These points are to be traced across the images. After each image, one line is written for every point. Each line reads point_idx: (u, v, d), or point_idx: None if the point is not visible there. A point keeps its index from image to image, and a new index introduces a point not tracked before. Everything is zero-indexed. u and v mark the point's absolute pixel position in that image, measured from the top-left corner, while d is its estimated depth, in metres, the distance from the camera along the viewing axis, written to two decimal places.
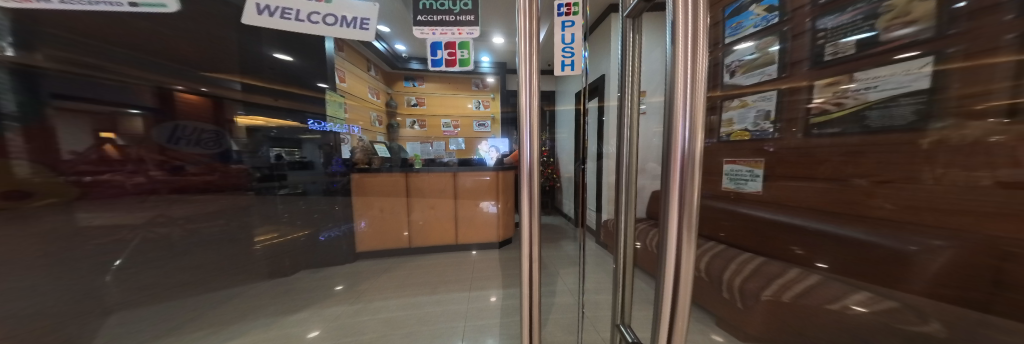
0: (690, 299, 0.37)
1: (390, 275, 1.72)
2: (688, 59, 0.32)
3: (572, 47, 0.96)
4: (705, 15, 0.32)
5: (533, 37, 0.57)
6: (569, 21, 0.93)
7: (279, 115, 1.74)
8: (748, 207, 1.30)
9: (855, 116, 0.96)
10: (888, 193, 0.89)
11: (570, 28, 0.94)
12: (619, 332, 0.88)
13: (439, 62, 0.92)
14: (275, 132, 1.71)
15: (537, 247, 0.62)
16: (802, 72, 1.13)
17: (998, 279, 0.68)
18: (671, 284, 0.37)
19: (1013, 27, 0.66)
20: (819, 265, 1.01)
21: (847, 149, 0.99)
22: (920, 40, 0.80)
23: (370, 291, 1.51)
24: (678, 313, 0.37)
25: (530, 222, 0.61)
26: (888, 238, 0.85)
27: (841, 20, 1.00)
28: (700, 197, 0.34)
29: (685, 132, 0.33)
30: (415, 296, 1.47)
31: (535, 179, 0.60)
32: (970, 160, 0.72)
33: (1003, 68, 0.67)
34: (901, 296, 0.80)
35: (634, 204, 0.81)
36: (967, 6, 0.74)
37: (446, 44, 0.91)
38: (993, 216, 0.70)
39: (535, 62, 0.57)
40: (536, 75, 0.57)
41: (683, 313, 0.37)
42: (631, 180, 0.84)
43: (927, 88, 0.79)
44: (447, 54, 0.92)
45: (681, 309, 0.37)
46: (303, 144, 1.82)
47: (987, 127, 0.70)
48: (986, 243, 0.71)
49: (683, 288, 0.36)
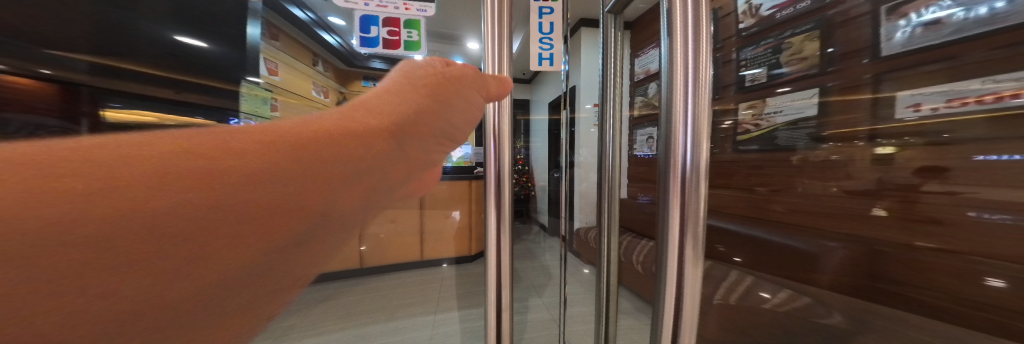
0: (695, 303, 0.39)
1: (331, 304, 1.58)
2: (692, 78, 0.35)
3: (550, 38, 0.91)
4: (705, 28, 0.35)
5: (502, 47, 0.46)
6: (547, 8, 0.88)
7: (173, 110, 0.94)
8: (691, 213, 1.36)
9: (768, 135, 1.08)
10: (782, 200, 1.06)
11: (548, 15, 0.90)
12: None
13: (375, 41, 0.66)
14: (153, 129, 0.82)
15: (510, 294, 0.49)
16: (730, 95, 1.24)
17: (875, 273, 0.81)
18: (674, 303, 0.39)
19: (869, 69, 0.82)
20: (735, 259, 1.16)
21: (750, 165, 1.15)
22: (811, 74, 0.96)
23: (311, 322, 1.43)
24: (682, 323, 0.39)
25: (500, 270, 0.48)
26: (799, 240, 0.99)
27: (757, 52, 1.13)
28: (705, 203, 0.37)
29: (688, 145, 0.36)
30: (367, 325, 1.39)
31: (507, 190, 0.48)
32: (824, 173, 0.92)
33: (862, 102, 0.83)
34: (812, 291, 0.92)
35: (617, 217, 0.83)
36: (836, 50, 0.91)
37: (386, 20, 0.66)
38: (851, 219, 0.87)
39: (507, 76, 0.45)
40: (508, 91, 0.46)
41: (687, 329, 0.39)
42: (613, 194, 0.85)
43: (815, 115, 0.95)
44: (387, 32, 0.66)
45: (685, 317, 0.39)
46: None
47: (830, 149, 0.90)
48: (866, 245, 0.83)
49: (685, 298, 0.39)
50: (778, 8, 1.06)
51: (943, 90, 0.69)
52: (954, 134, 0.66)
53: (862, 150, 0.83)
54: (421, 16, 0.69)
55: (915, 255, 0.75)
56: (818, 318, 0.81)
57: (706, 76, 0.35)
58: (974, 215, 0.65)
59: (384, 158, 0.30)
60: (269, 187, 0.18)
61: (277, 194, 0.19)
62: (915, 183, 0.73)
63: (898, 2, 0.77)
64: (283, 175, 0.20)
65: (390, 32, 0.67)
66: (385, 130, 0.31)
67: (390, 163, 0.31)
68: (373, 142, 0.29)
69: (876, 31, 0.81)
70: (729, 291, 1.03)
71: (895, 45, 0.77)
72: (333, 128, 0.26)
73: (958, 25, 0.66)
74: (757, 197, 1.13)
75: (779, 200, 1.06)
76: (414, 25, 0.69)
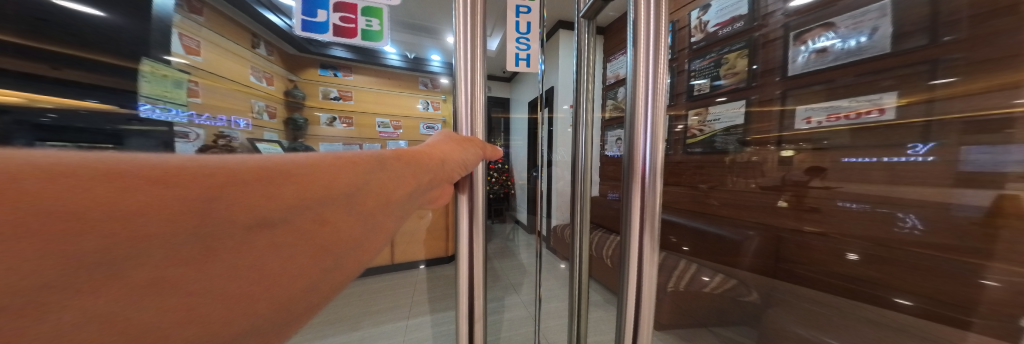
0: (650, 291, 0.44)
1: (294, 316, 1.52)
2: (651, 87, 0.40)
3: (527, 38, 0.85)
4: (663, 40, 0.41)
5: (475, 47, 0.36)
6: (524, 7, 0.82)
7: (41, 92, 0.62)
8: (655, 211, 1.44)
9: (707, 140, 1.21)
10: (719, 195, 1.21)
11: (525, 15, 0.84)
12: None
13: (324, 28, 0.48)
14: (53, 118, 0.62)
15: (482, 302, 0.39)
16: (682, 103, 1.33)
17: (778, 256, 1.02)
18: (633, 301, 0.44)
19: (779, 85, 0.99)
20: (684, 248, 1.30)
21: (694, 164, 1.28)
22: (739, 88, 1.11)
23: None
24: (642, 311, 0.44)
25: (472, 276, 0.38)
26: (724, 228, 1.17)
27: (704, 64, 1.23)
28: (660, 199, 0.42)
29: (647, 147, 0.41)
30: (332, 336, 1.37)
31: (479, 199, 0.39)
32: (747, 172, 1.08)
33: (773, 114, 1.00)
34: (741, 275, 1.12)
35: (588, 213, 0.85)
36: (758, 68, 1.06)
37: (336, 2, 0.48)
38: (758, 207, 1.07)
39: (479, 88, 0.36)
40: (480, 118, 0.37)
41: (646, 327, 0.44)
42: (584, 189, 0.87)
43: (742, 123, 1.09)
44: (339, 19, 0.48)
45: (644, 306, 0.44)
46: (128, 139, 0.72)
47: (753, 151, 1.06)
48: (771, 233, 1.04)
49: (642, 288, 0.43)
50: (719, 25, 1.17)
51: (826, 105, 0.86)
52: (830, 141, 0.84)
53: (772, 153, 1.00)
54: (389, 1, 0.51)
55: (801, 238, 0.95)
56: (742, 297, 1.06)
57: (663, 87, 0.41)
58: (841, 205, 0.83)
59: (427, 179, 0.30)
60: (327, 186, 0.21)
61: (330, 194, 0.21)
62: (806, 180, 0.91)
63: (802, 30, 0.93)
64: (340, 191, 0.21)
65: (343, 18, 0.48)
66: (432, 158, 0.32)
67: (432, 182, 0.31)
68: (426, 162, 0.31)
69: (786, 54, 0.98)
70: (679, 279, 1.22)
71: (798, 66, 0.93)
72: (389, 151, 0.28)
73: (837, 55, 0.83)
74: (699, 192, 1.28)
75: (717, 195, 1.21)
76: (375, 12, 0.51)
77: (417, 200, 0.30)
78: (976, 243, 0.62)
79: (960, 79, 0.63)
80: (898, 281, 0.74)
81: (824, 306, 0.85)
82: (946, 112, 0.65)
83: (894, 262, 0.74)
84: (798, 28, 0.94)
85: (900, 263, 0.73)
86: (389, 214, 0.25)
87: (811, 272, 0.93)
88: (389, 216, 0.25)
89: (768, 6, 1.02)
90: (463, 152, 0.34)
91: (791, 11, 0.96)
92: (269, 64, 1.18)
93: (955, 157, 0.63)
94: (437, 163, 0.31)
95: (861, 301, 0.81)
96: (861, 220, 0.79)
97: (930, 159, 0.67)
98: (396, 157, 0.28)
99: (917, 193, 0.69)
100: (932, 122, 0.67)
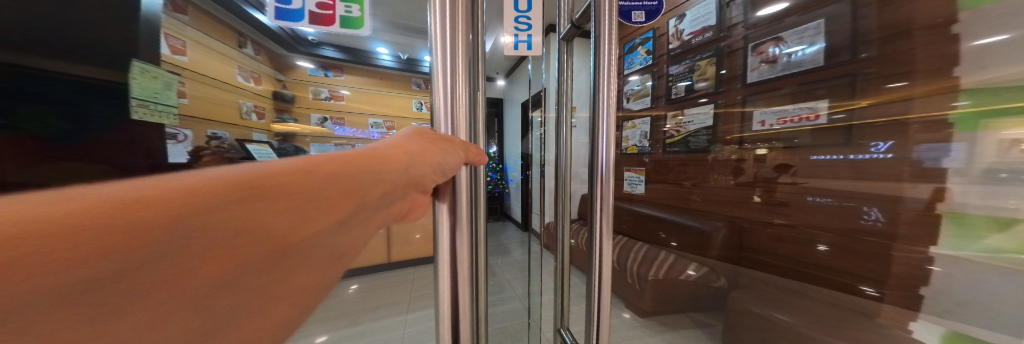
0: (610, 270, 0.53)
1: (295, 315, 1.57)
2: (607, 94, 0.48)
3: (528, 16, 0.81)
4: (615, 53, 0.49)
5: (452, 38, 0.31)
6: None
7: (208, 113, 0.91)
8: (641, 204, 1.56)
9: (683, 140, 1.33)
10: (700, 192, 1.30)
11: None
12: (560, 336, 0.95)
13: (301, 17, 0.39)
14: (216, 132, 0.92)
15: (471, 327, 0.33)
16: (662, 105, 1.44)
17: (743, 244, 1.15)
18: (598, 277, 0.53)
19: (741, 91, 1.10)
20: (670, 243, 1.41)
21: (678, 161, 1.37)
22: (709, 93, 1.22)
23: None
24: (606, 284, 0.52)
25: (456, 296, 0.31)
26: (695, 219, 1.32)
27: (682, 68, 1.33)
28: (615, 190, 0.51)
29: (604, 147, 0.50)
30: (335, 330, 1.44)
31: (467, 208, 0.33)
32: (715, 169, 1.22)
33: (734, 117, 1.12)
34: (711, 262, 1.24)
35: (568, 205, 0.93)
36: (726, 72, 1.15)
37: None
38: (735, 201, 1.16)
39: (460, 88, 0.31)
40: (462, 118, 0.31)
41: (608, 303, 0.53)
42: (565, 186, 0.95)
43: (711, 124, 1.21)
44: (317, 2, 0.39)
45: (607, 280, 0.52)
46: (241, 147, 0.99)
47: (730, 149, 1.15)
48: (735, 224, 1.17)
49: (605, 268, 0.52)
50: (693, 34, 1.28)
51: (777, 109, 0.98)
52: (800, 139, 0.92)
53: (749, 152, 1.08)
54: None
55: (772, 230, 1.04)
56: (711, 283, 1.20)
57: (613, 95, 0.49)
58: (813, 199, 0.91)
59: (380, 189, 0.24)
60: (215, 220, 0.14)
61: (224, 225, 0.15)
62: (775, 176, 1.01)
63: (759, 42, 1.04)
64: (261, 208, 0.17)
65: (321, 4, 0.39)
66: (384, 162, 0.25)
67: (392, 192, 0.25)
68: (377, 169, 0.24)
69: (746, 62, 1.09)
70: (659, 269, 1.29)
71: (755, 75, 1.04)
72: (311, 161, 0.21)
73: (784, 65, 0.95)
74: (682, 189, 1.37)
75: (699, 192, 1.31)
76: None
77: (379, 215, 0.24)
78: (883, 226, 0.75)
79: (908, 84, 0.70)
80: (862, 269, 0.80)
81: (784, 290, 0.97)
82: (867, 117, 0.76)
83: (852, 249, 0.82)
84: (756, 40, 1.05)
85: (861, 252, 0.80)
86: (333, 235, 0.19)
87: (767, 257, 1.06)
88: (326, 241, 0.19)
89: (733, 18, 1.12)
90: (440, 154, 0.28)
91: (751, 24, 1.06)
92: (257, 64, 1.12)
93: (908, 155, 0.69)
94: (401, 167, 0.26)
95: (831, 289, 0.87)
96: (825, 214, 0.88)
97: (889, 157, 0.73)
98: (318, 168, 0.21)
99: (872, 187, 0.76)
100: (853, 125, 0.79)
